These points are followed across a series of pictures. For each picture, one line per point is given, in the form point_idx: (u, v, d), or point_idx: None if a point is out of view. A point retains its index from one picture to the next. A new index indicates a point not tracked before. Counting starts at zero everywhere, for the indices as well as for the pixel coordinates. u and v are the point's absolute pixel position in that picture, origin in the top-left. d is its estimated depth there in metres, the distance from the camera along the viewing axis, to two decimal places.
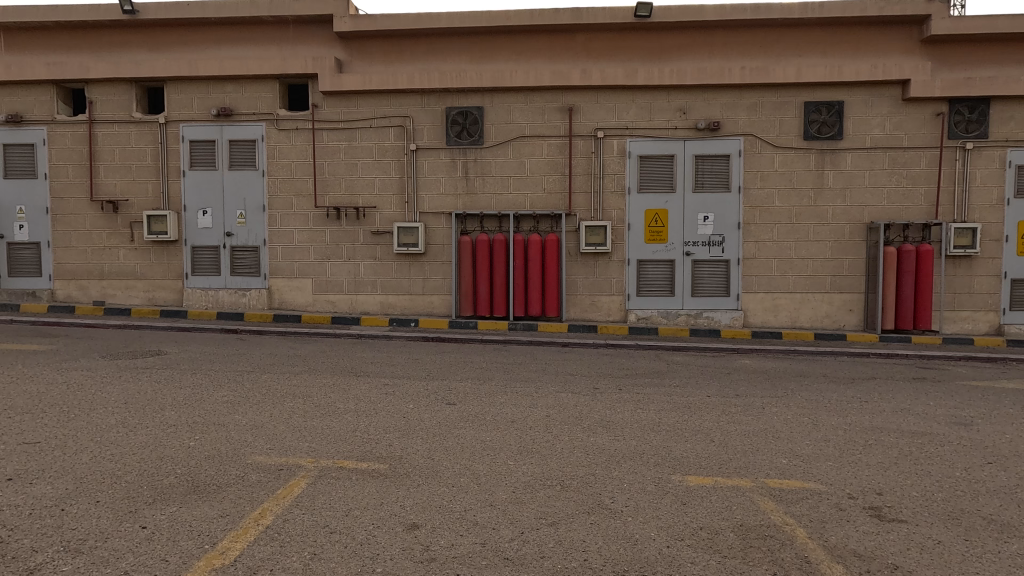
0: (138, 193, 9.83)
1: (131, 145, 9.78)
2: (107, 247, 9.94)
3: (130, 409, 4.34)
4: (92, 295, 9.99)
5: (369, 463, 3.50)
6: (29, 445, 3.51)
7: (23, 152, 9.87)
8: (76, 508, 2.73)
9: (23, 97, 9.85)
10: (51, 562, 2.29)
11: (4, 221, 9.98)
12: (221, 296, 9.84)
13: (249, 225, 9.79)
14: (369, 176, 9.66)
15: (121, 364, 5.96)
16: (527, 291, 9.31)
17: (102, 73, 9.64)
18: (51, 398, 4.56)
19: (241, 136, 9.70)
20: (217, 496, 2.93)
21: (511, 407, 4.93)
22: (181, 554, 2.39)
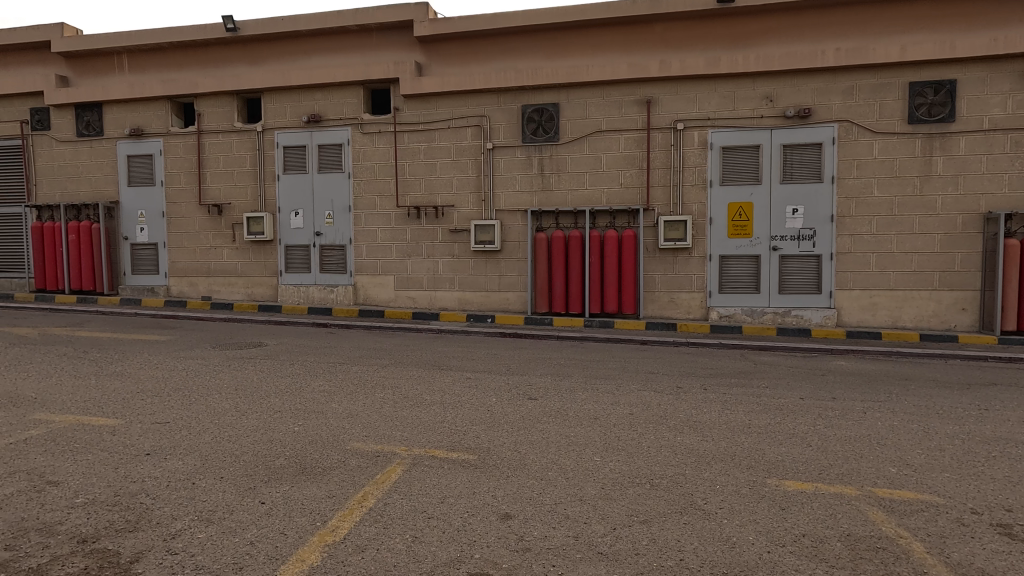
0: (239, 197, 10.64)
1: (233, 153, 10.61)
2: (212, 247, 10.84)
3: (241, 395, 4.72)
4: (201, 291, 10.94)
5: (459, 453, 3.62)
6: (160, 425, 3.90)
7: (143, 162, 10.96)
8: (204, 482, 3.01)
9: (143, 112, 10.92)
10: (189, 528, 2.53)
11: (127, 224, 11.13)
12: (311, 292, 10.46)
13: (337, 225, 10.34)
14: (447, 176, 9.92)
15: (229, 354, 6.49)
16: (603, 288, 9.21)
17: (208, 87, 10.52)
18: (172, 383, 5.05)
19: (329, 141, 10.26)
20: (325, 478, 3.14)
21: (592, 403, 4.91)
22: (297, 529, 2.58)
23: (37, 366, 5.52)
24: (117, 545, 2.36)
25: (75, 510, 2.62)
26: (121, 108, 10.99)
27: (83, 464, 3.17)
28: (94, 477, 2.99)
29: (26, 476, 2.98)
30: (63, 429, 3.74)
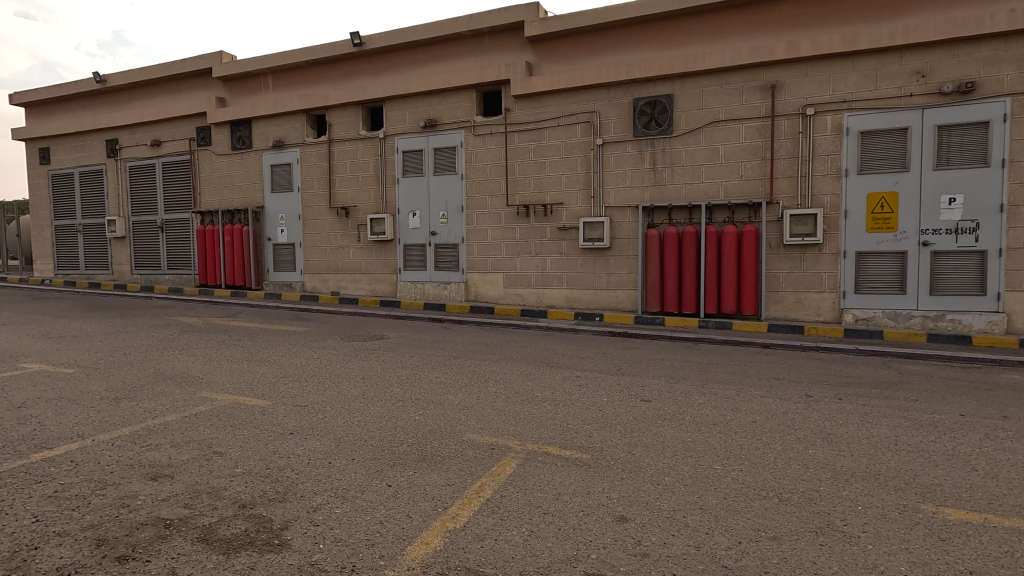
0: (363, 200, 11.48)
1: (358, 159, 11.46)
2: (340, 246, 11.79)
3: (367, 383, 5.09)
4: (331, 287, 11.96)
5: (572, 451, 3.61)
6: (300, 408, 4.31)
7: (284, 170, 12.20)
8: (339, 463, 3.27)
9: (284, 125, 12.15)
10: (328, 503, 2.76)
11: (271, 227, 12.46)
12: (427, 288, 11.01)
13: (450, 225, 10.79)
14: (556, 174, 9.94)
15: (356, 345, 7.03)
16: (721, 287, 8.71)
17: (338, 100, 11.46)
18: (309, 370, 5.57)
19: (444, 144, 10.72)
20: (445, 466, 3.29)
21: (710, 408, 4.67)
22: (421, 513, 2.72)
23: (203, 351, 6.35)
24: (270, 513, 2.62)
25: (236, 479, 2.97)
26: (266, 122, 12.31)
27: (241, 438, 3.59)
28: (249, 451, 3.37)
29: (197, 446, 3.43)
30: (224, 407, 4.26)
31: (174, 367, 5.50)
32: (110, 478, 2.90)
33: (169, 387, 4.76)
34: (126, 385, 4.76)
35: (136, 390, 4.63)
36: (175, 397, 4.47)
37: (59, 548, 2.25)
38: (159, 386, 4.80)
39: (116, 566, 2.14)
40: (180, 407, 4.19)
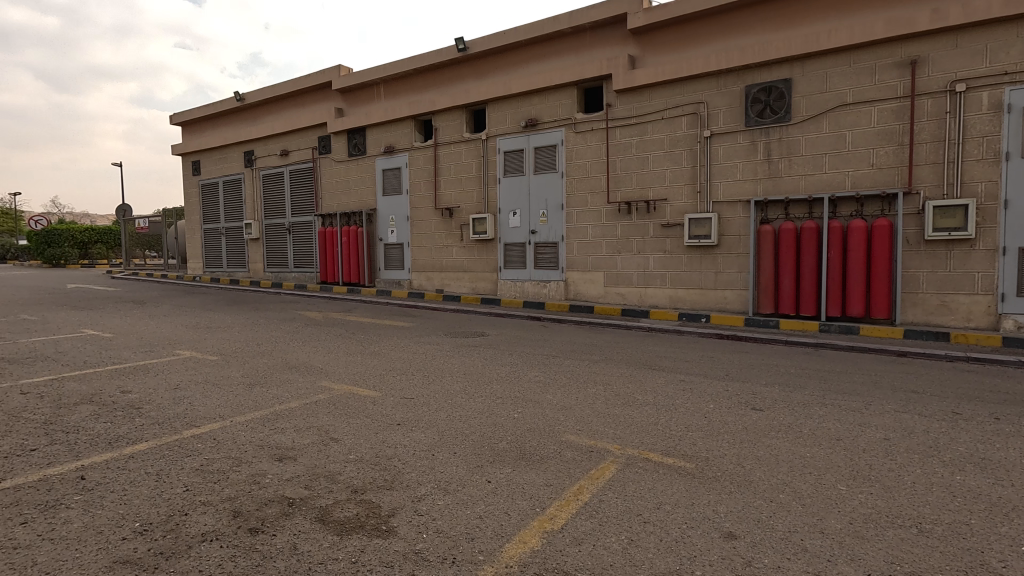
0: (467, 200, 11.84)
1: (462, 161, 11.83)
2: (444, 246, 12.27)
3: (469, 380, 5.24)
4: (436, 285, 12.48)
5: (675, 460, 3.45)
6: (407, 400, 4.54)
7: (394, 174, 12.92)
8: (441, 455, 3.39)
9: (394, 131, 12.86)
10: (431, 494, 2.86)
11: (382, 228, 13.25)
12: (526, 287, 11.12)
13: (550, 223, 10.81)
14: (660, 169, 9.58)
15: (459, 341, 7.26)
16: (846, 288, 7.91)
17: (443, 104, 11.92)
18: (415, 364, 5.85)
19: (545, 143, 10.75)
20: (543, 466, 3.28)
21: (833, 422, 4.25)
22: (519, 512, 2.73)
23: (322, 343, 6.92)
24: (379, 499, 2.77)
25: (349, 464, 3.18)
26: (379, 130, 13.11)
27: (354, 426, 3.85)
28: (362, 439, 3.60)
29: (316, 431, 3.73)
30: (340, 396, 4.60)
31: (298, 358, 6.03)
32: (245, 456, 3.24)
33: (293, 376, 5.23)
34: (258, 372, 5.31)
35: (266, 377, 5.14)
36: (298, 385, 4.91)
37: (203, 515, 2.54)
38: (285, 374, 5.29)
39: (248, 536, 2.37)
40: (303, 395, 4.59)
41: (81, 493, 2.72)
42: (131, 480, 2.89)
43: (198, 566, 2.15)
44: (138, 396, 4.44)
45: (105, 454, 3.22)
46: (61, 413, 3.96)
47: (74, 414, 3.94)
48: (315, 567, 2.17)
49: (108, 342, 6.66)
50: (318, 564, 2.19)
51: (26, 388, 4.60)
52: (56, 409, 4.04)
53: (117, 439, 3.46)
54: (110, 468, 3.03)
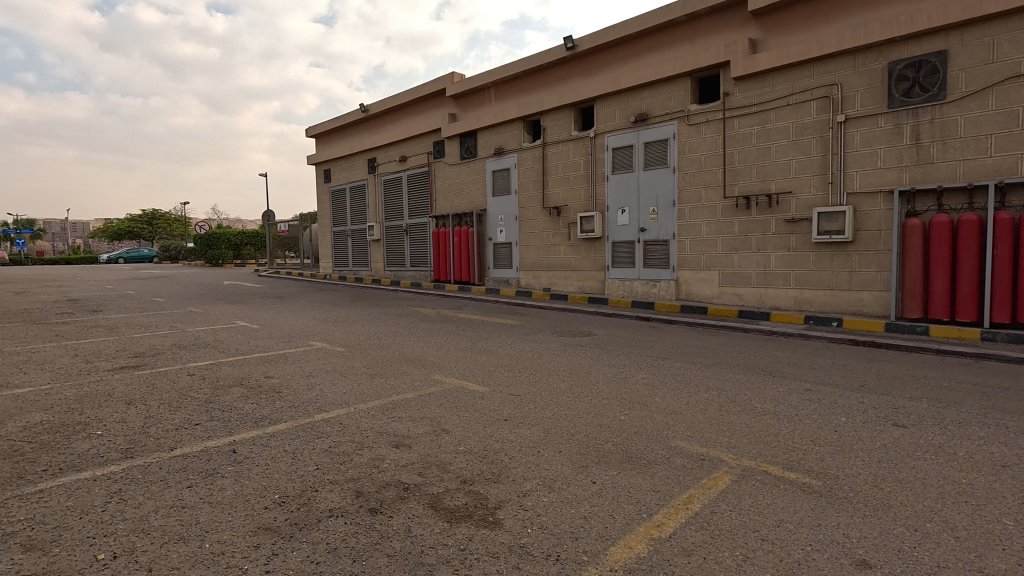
0: (574, 199, 11.81)
1: (570, 159, 11.82)
2: (552, 244, 12.33)
3: (575, 379, 5.23)
4: (543, 283, 12.59)
5: (798, 475, 3.18)
6: (514, 396, 4.64)
7: (503, 175, 13.23)
8: (547, 453, 3.41)
9: (503, 133, 13.17)
10: (536, 490, 2.89)
11: (492, 228, 13.63)
12: (635, 286, 10.84)
13: (661, 220, 10.44)
14: (784, 159, 8.87)
15: (565, 340, 7.27)
16: (1017, 290, 6.77)
17: (552, 104, 11.98)
18: (522, 362, 5.95)
19: (655, 137, 10.41)
20: (650, 472, 3.18)
21: (997, 446, 3.66)
22: (625, 516, 2.67)
23: (435, 339, 7.28)
24: (487, 491, 2.86)
25: (459, 456, 3.32)
26: (489, 132, 13.50)
27: (464, 420, 4.00)
28: (471, 432, 3.74)
29: (430, 422, 3.94)
30: (451, 389, 4.81)
31: (414, 352, 6.40)
32: (366, 441, 3.51)
33: (410, 368, 5.56)
34: (378, 364, 5.72)
35: (385, 368, 5.52)
36: (414, 377, 5.21)
37: (331, 492, 2.79)
38: (402, 366, 5.64)
39: (368, 516, 2.57)
40: (418, 387, 4.86)
41: (234, 464, 3.12)
42: (273, 456, 3.25)
43: (325, 538, 2.37)
44: (278, 381, 4.98)
45: (253, 432, 3.65)
46: (218, 393, 4.56)
47: (228, 394, 4.52)
48: (427, 551, 2.29)
49: (256, 332, 7.54)
50: (430, 548, 2.31)
51: (193, 370, 5.35)
52: (215, 390, 4.65)
53: (262, 418, 3.92)
54: (256, 444, 3.44)
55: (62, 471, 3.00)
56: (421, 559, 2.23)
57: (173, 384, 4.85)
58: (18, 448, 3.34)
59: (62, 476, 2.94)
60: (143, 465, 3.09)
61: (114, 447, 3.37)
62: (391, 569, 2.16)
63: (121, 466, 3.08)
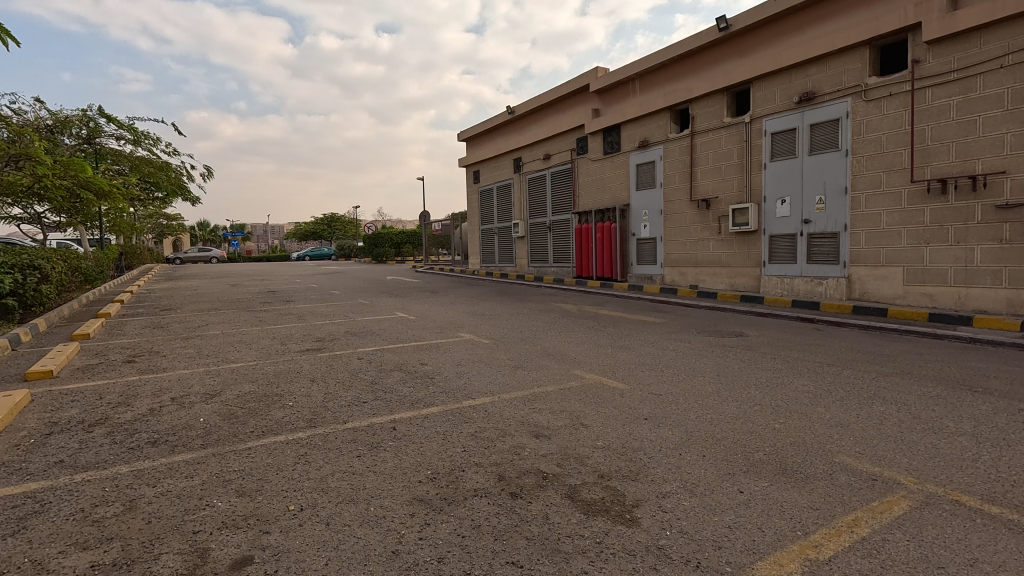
0: (726, 190, 11.05)
1: (721, 148, 11.09)
2: (700, 239, 11.69)
3: (723, 382, 4.92)
4: (690, 280, 11.99)
5: (1002, 510, 2.66)
6: (656, 395, 4.51)
7: (648, 168, 12.84)
8: (689, 455, 3.26)
9: (649, 125, 12.77)
10: (676, 493, 2.79)
11: (635, 223, 13.32)
12: (797, 284, 9.85)
13: (829, 211, 9.35)
14: (994, 133, 7.40)
15: (713, 340, 6.87)
16: None
17: (701, 90, 11.35)
18: (664, 361, 5.77)
19: (824, 118, 9.34)
20: (808, 486, 2.87)
21: None
22: (775, 530, 2.45)
23: (576, 334, 7.33)
24: (624, 489, 2.83)
25: (597, 450, 3.33)
26: (634, 125, 13.18)
27: (603, 415, 4.00)
28: (610, 428, 3.72)
29: (569, 415, 4.01)
30: (591, 385, 4.83)
31: (555, 346, 6.52)
32: (508, 429, 3.68)
33: (550, 362, 5.70)
34: (521, 357, 5.94)
35: (527, 361, 5.73)
36: (554, 370, 5.33)
37: (476, 474, 2.99)
38: (543, 360, 5.79)
39: (509, 499, 2.71)
40: (558, 380, 4.96)
41: (394, 440, 3.48)
42: (427, 435, 3.56)
43: (470, 515, 2.55)
44: (431, 368, 5.43)
45: (409, 412, 4.04)
46: (381, 376, 5.10)
47: (389, 378, 5.04)
48: (563, 539, 2.35)
49: (412, 323, 8.26)
50: (566, 537, 2.37)
51: (361, 355, 6.05)
52: (379, 373, 5.22)
53: (418, 401, 4.31)
54: (412, 424, 3.80)
55: (265, 433, 3.61)
56: (558, 546, 2.30)
57: (346, 366, 5.54)
58: (235, 411, 4.08)
59: (265, 437, 3.54)
60: (323, 434, 3.60)
61: (302, 416, 3.97)
62: (529, 551, 2.26)
63: (306, 433, 3.62)
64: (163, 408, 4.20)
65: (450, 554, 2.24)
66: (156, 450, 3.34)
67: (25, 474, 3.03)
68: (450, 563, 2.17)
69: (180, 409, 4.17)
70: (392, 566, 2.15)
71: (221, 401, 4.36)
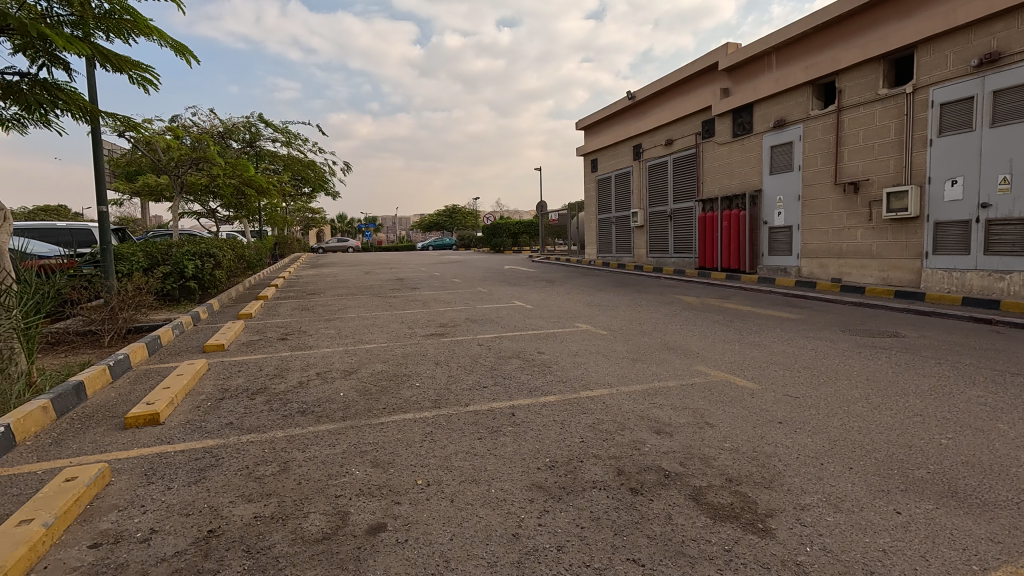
0: (880, 171, 9.79)
1: (874, 124, 9.82)
2: (846, 228, 10.50)
3: (874, 387, 4.38)
4: (832, 273, 10.85)
5: None
6: (791, 398, 4.14)
7: (785, 150, 11.74)
8: (832, 467, 2.93)
9: (786, 103, 11.66)
10: (817, 507, 2.53)
11: (768, 210, 12.29)
12: (968, 278, 8.49)
13: (1016, 192, 7.91)
14: None
15: (861, 340, 6.15)
16: None
17: (852, 60, 10.10)
18: (801, 361, 5.26)
19: (1012, 82, 7.87)
20: (987, 515, 2.44)
21: None
22: (944, 561, 2.12)
23: (699, 328, 6.96)
24: (756, 496, 2.63)
25: (725, 452, 3.13)
26: (769, 104, 12.12)
27: (731, 416, 3.75)
28: (738, 430, 3.48)
29: (692, 413, 3.81)
30: (716, 382, 4.56)
31: (676, 340, 6.24)
32: (627, 423, 3.59)
33: (671, 356, 5.47)
34: (640, 349, 5.76)
35: (646, 354, 5.54)
36: (675, 365, 5.10)
37: (594, 465, 2.96)
38: (664, 354, 5.57)
39: (630, 494, 2.64)
40: (680, 376, 4.74)
41: (513, 426, 3.55)
42: (544, 423, 3.59)
43: (590, 507, 2.52)
44: (549, 357, 5.46)
45: (527, 399, 4.10)
46: (500, 363, 5.24)
47: (507, 365, 5.16)
48: (688, 542, 2.24)
49: (529, 312, 8.37)
50: (691, 540, 2.26)
51: (481, 341, 6.25)
52: (498, 360, 5.36)
53: (535, 389, 4.36)
54: (531, 410, 3.85)
55: (395, 410, 3.88)
56: (683, 549, 2.20)
57: (467, 352, 5.77)
58: (370, 388, 4.43)
59: (395, 414, 3.80)
60: (447, 415, 3.78)
61: (428, 397, 4.20)
62: (651, 551, 2.19)
63: (432, 413, 3.83)
64: (309, 381, 4.68)
65: (569, 544, 2.23)
66: (305, 419, 3.74)
67: (205, 431, 3.55)
68: (569, 553, 2.17)
69: (324, 383, 4.62)
70: (512, 549, 2.20)
71: (358, 378, 4.76)
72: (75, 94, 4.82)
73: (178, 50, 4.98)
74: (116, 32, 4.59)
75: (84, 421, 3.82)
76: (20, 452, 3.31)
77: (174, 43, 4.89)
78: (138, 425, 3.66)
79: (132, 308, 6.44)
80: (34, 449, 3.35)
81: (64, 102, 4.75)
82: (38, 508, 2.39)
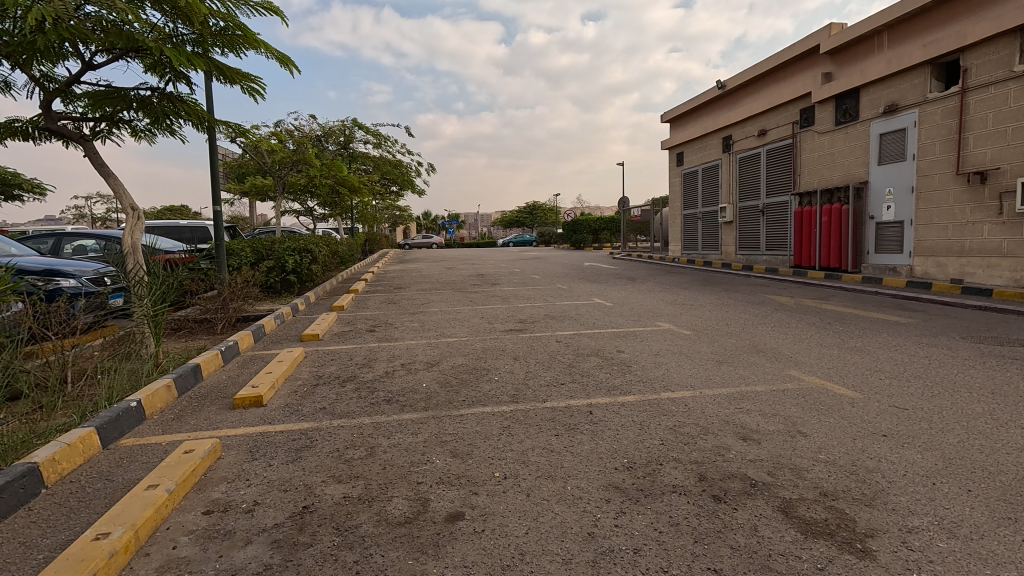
0: (1013, 159, 8.68)
1: (1008, 106, 8.71)
2: (969, 222, 9.41)
3: (1002, 402, 3.89)
4: (952, 273, 9.78)
5: None
6: (898, 409, 3.79)
7: (897, 137, 10.69)
8: (947, 488, 2.65)
9: (900, 85, 10.60)
10: (927, 531, 2.29)
11: (876, 203, 11.26)
12: None
13: None
14: None
15: (986, 349, 5.49)
16: None
17: (981, 35, 8.97)
18: (912, 369, 4.79)
19: None
20: None
21: None
22: None
23: (792, 330, 6.52)
24: (855, 513, 2.44)
25: (819, 464, 2.92)
26: (879, 87, 11.08)
27: (827, 426, 3.49)
28: (837, 441, 3.22)
29: (783, 420, 3.59)
30: (811, 389, 4.26)
31: (767, 343, 5.90)
32: (711, 428, 3.44)
33: (761, 360, 5.16)
34: (726, 351, 5.50)
35: (733, 356, 5.28)
36: (765, 369, 4.83)
37: (675, 469, 2.87)
38: (752, 357, 5.28)
39: (712, 502, 2.54)
40: (772, 380, 4.49)
41: (591, 424, 3.52)
42: (623, 423, 3.53)
43: (668, 511, 2.46)
44: (628, 356, 5.35)
45: (605, 398, 4.04)
46: (578, 360, 5.19)
47: (586, 362, 5.10)
48: (775, 557, 2.12)
49: (610, 310, 8.22)
50: (779, 555, 2.13)
51: (560, 338, 6.23)
52: (576, 357, 5.33)
53: (613, 388, 4.29)
54: (608, 410, 3.80)
55: (475, 403, 3.97)
56: (769, 564, 2.08)
57: (546, 348, 5.77)
58: (450, 381, 4.57)
59: (474, 407, 3.89)
60: (524, 410, 3.81)
61: (507, 391, 4.25)
62: (734, 562, 2.09)
63: (510, 408, 3.88)
64: (395, 372, 4.91)
65: (646, 547, 2.18)
66: (390, 407, 3.92)
67: (301, 415, 3.82)
68: (647, 557, 2.12)
69: (408, 374, 4.83)
70: (587, 547, 2.18)
71: (440, 370, 4.92)
72: (195, 105, 5.34)
73: (282, 61, 5.37)
74: (230, 47, 5.03)
75: (200, 400, 4.25)
76: (149, 424, 3.74)
77: (278, 54, 5.28)
78: (244, 406, 4.01)
79: (241, 299, 7.04)
80: (160, 422, 3.77)
81: (186, 113, 5.29)
82: (162, 475, 2.70)
